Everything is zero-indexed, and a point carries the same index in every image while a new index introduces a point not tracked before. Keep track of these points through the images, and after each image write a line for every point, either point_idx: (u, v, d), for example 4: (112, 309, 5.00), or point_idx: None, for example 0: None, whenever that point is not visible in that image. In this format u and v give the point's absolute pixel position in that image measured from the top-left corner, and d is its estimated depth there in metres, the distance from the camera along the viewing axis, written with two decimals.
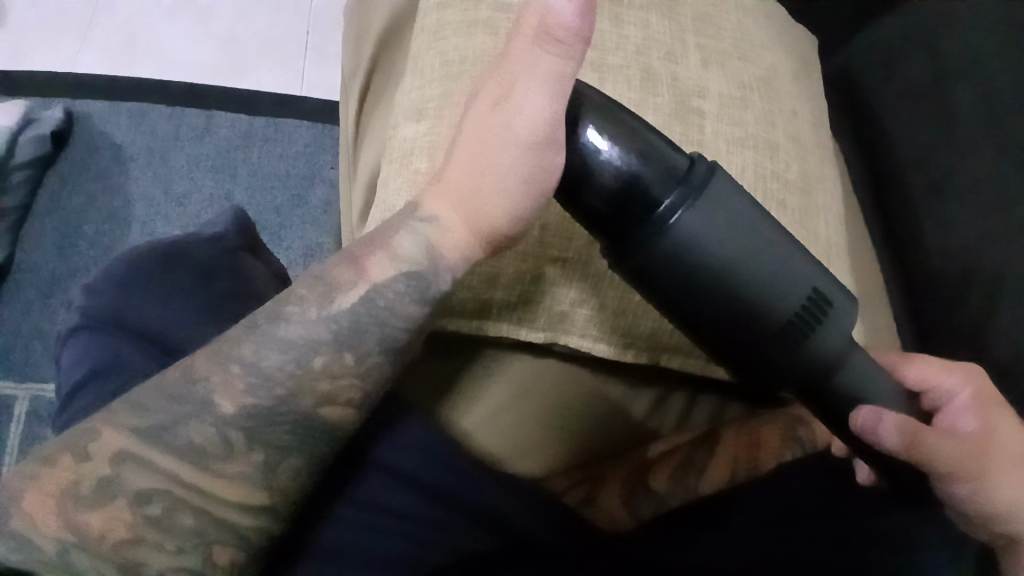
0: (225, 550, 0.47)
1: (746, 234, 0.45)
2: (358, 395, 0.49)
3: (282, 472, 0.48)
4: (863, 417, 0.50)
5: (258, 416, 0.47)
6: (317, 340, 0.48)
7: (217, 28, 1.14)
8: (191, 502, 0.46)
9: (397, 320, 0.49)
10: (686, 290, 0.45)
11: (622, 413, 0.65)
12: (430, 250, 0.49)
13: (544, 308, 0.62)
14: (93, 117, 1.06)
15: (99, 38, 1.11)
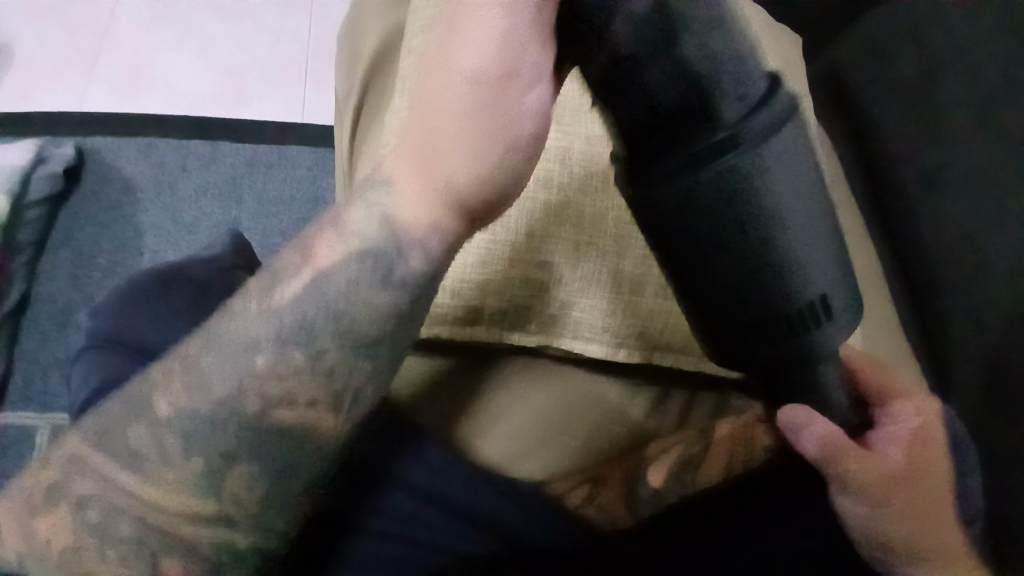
0: (178, 562, 0.40)
1: (794, 193, 0.38)
2: (324, 396, 0.40)
3: (235, 478, 0.40)
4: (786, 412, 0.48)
5: (193, 420, 0.39)
6: (260, 337, 0.40)
7: (218, 57, 1.18)
8: (131, 505, 0.39)
9: (354, 304, 0.40)
10: (690, 227, 0.38)
11: (620, 413, 0.61)
12: (385, 225, 0.41)
13: (535, 312, 0.55)
14: (103, 152, 1.08)
15: (105, 75, 1.15)
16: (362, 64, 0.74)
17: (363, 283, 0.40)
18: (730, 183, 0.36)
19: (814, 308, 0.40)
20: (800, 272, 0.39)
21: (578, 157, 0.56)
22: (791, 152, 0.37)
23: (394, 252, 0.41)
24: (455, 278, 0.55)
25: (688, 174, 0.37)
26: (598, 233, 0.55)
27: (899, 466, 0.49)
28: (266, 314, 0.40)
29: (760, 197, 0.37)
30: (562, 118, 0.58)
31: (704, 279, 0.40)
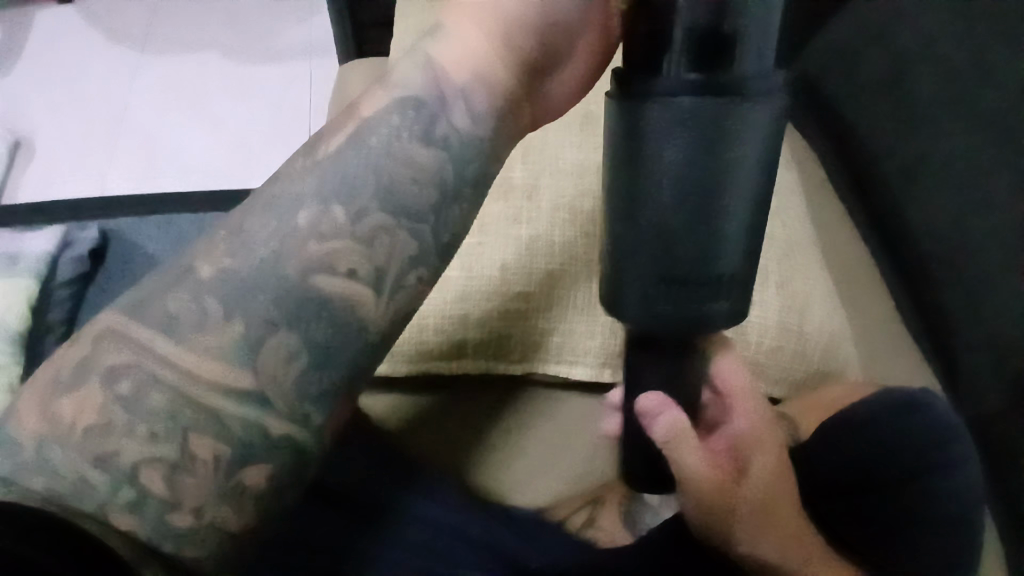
0: (210, 442, 0.31)
1: (755, 158, 0.30)
2: (366, 269, 0.34)
3: (273, 353, 0.32)
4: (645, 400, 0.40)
5: (238, 280, 0.32)
6: (301, 193, 0.34)
7: (227, 132, 1.26)
8: (171, 375, 0.31)
9: (398, 167, 0.35)
10: (647, 143, 0.30)
11: (615, 430, 0.62)
12: (427, 73, 0.37)
13: (517, 341, 0.58)
14: (124, 233, 1.09)
15: (124, 160, 1.23)
16: None
17: (404, 135, 0.35)
18: (703, 112, 0.29)
19: (732, 298, 0.33)
20: (728, 248, 0.32)
21: (544, 191, 0.60)
22: (754, 137, 0.30)
23: (435, 101, 0.36)
24: (436, 316, 0.57)
25: (670, 87, 0.29)
26: (570, 259, 0.59)
27: (727, 468, 0.47)
28: (311, 172, 0.35)
29: (708, 134, 0.29)
30: (528, 159, 0.62)
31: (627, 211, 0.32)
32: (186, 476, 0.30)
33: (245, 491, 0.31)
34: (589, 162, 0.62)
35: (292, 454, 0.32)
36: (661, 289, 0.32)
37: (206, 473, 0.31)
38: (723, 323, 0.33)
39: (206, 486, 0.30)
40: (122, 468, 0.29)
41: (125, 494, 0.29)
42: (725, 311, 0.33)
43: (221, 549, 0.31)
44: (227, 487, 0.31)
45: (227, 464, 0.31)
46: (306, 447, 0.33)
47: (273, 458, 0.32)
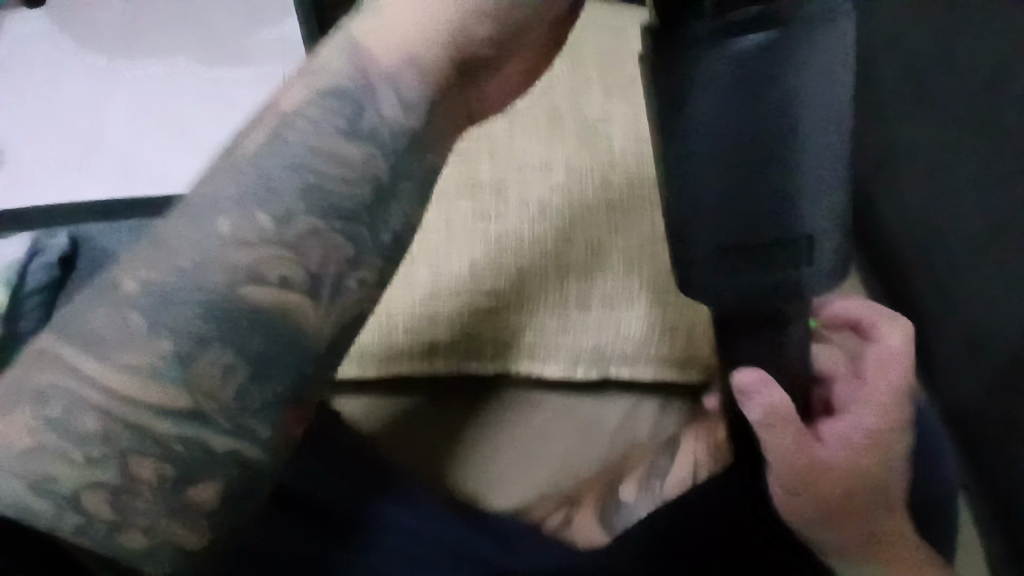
0: (151, 464, 0.30)
1: (829, 121, 0.31)
2: (299, 273, 0.32)
3: (207, 367, 0.30)
4: (745, 376, 0.40)
5: (162, 296, 0.30)
6: (220, 198, 0.32)
7: (201, 138, 1.18)
8: (98, 398, 0.29)
9: (327, 163, 0.33)
10: (711, 133, 0.30)
11: (592, 428, 0.62)
12: (358, 65, 0.35)
13: (488, 340, 0.57)
14: (96, 237, 1.08)
15: (93, 169, 1.15)
16: None
17: (327, 128, 0.34)
18: (762, 93, 0.29)
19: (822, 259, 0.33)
20: (818, 206, 0.32)
21: (511, 187, 0.60)
22: (829, 108, 0.30)
23: (367, 92, 0.35)
24: (403, 315, 0.56)
25: (714, 57, 0.29)
26: (540, 255, 0.58)
27: (841, 469, 0.43)
28: (228, 175, 0.33)
29: (791, 108, 0.30)
30: (494, 155, 0.61)
31: (718, 209, 0.31)
32: (131, 494, 0.29)
33: (196, 508, 0.30)
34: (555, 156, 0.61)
35: (240, 464, 0.31)
36: (755, 271, 0.33)
37: (152, 491, 0.30)
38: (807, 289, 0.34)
39: (155, 504, 0.30)
40: (61, 492, 0.28)
41: (66, 519, 0.28)
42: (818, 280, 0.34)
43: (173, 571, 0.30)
44: (175, 504, 0.30)
45: (173, 481, 0.30)
46: (255, 459, 0.32)
47: (221, 470, 0.31)
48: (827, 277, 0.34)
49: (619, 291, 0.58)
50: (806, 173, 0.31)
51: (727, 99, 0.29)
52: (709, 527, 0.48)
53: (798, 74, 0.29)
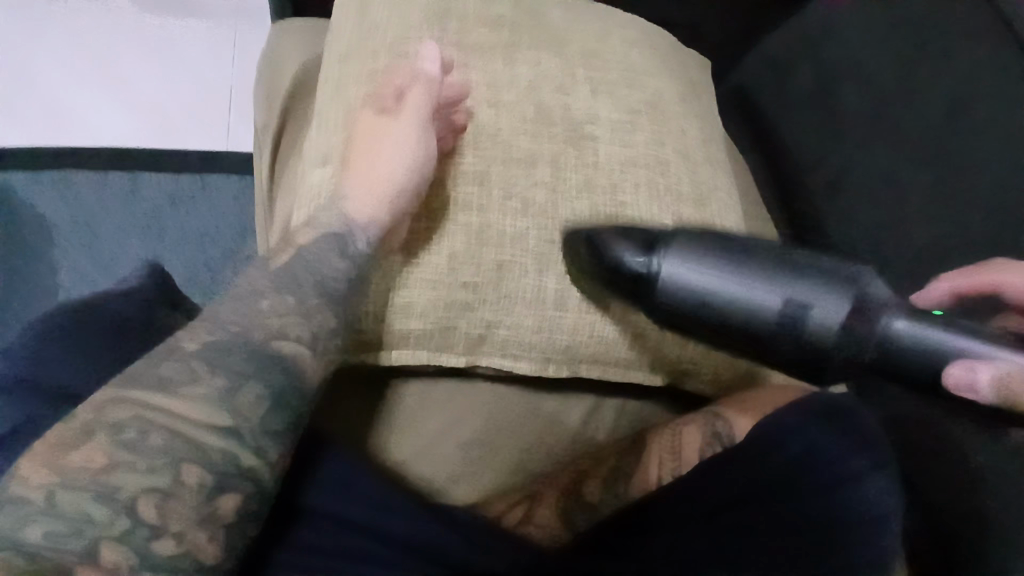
0: (195, 470, 0.42)
1: (737, 257, 0.52)
2: (307, 333, 0.49)
3: (244, 395, 0.45)
4: (957, 372, 0.48)
5: (219, 347, 0.47)
6: (262, 289, 0.51)
7: (139, 93, 1.14)
8: (165, 423, 0.43)
9: (326, 270, 0.52)
10: (705, 315, 0.52)
11: (554, 427, 0.62)
12: (342, 219, 0.55)
13: (460, 333, 0.57)
14: (16, 189, 1.04)
15: (21, 114, 1.10)
16: (281, 94, 0.71)
17: (326, 253, 0.53)
18: (703, 287, 0.51)
19: (850, 299, 0.49)
20: (800, 291, 0.50)
21: (494, 179, 0.58)
22: (726, 249, 0.52)
23: (347, 234, 0.54)
24: (377, 303, 0.55)
25: (668, 286, 0.52)
26: (520, 252, 0.57)
27: None
28: (260, 278, 0.52)
29: (728, 275, 0.51)
30: (478, 141, 0.60)
31: (776, 322, 0.50)
32: (173, 499, 0.42)
33: (217, 517, 0.43)
34: (540, 151, 0.60)
35: (252, 482, 0.44)
36: (836, 339, 0.50)
37: (189, 498, 0.42)
38: (834, 323, 0.49)
39: (189, 510, 0.42)
40: (122, 500, 0.40)
41: (120, 521, 0.40)
42: (830, 314, 0.49)
43: (189, 573, 0.42)
44: (203, 513, 0.42)
45: (205, 492, 0.42)
46: (263, 480, 0.45)
47: (238, 487, 0.44)
48: (840, 304, 0.49)
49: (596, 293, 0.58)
50: (802, 273, 0.50)
51: (699, 280, 0.51)
52: (648, 534, 0.52)
53: (699, 260, 0.52)
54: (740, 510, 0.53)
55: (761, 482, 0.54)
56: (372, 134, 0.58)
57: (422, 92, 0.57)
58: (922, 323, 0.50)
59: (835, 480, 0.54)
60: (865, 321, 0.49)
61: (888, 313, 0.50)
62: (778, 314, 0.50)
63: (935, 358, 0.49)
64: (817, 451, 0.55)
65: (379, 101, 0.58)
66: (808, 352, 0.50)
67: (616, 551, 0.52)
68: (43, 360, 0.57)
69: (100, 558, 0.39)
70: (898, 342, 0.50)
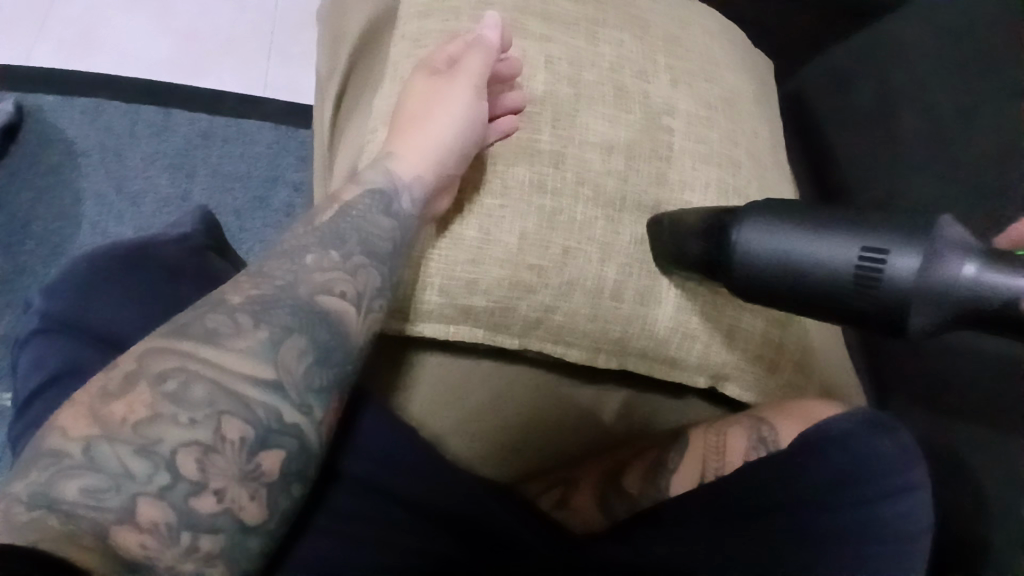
0: (237, 424, 0.40)
1: (818, 221, 0.46)
2: (352, 291, 0.47)
3: (289, 350, 0.43)
4: (1005, 300, 0.38)
5: (264, 301, 0.44)
6: (307, 244, 0.47)
7: (175, 21, 1.09)
8: (207, 373, 0.40)
9: (372, 230, 0.50)
10: (780, 287, 0.47)
11: (593, 417, 0.61)
12: (388, 175, 0.53)
13: (518, 314, 0.56)
14: (45, 111, 1.01)
15: (53, 30, 1.06)
16: (347, 42, 0.68)
17: (372, 213, 0.50)
18: (772, 251, 0.47)
19: (922, 244, 0.41)
20: (884, 242, 0.43)
21: (568, 161, 0.58)
22: (810, 214, 0.47)
23: (393, 192, 0.52)
24: (444, 275, 0.54)
25: (740, 255, 0.48)
26: (586, 238, 0.57)
27: None
28: (301, 233, 0.48)
29: (807, 237, 0.46)
30: (557, 125, 0.58)
31: (848, 281, 0.43)
32: (216, 455, 0.39)
33: (260, 475, 0.40)
34: (616, 138, 0.59)
35: (296, 442, 0.42)
36: (911, 294, 0.41)
37: (232, 453, 0.39)
38: (966, 275, 0.40)
39: (231, 466, 0.39)
40: (163, 454, 0.38)
41: (160, 476, 0.37)
42: (902, 263, 0.41)
43: (230, 533, 0.39)
44: (246, 469, 0.40)
45: (248, 447, 0.40)
46: (306, 437, 0.43)
47: (283, 444, 0.41)
48: (957, 254, 0.40)
49: (648, 287, 0.58)
50: (877, 220, 0.44)
51: (772, 246, 0.47)
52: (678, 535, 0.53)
53: (771, 224, 0.48)
54: (767, 518, 0.53)
55: (798, 494, 0.53)
56: (420, 94, 0.56)
57: (480, 57, 0.56)
58: (1019, 268, 0.39)
59: (879, 495, 0.52)
60: (942, 267, 0.40)
61: (971, 254, 0.40)
62: (849, 269, 0.43)
63: (1013, 309, 0.38)
64: (862, 463, 0.52)
65: (436, 66, 0.57)
66: (889, 308, 0.42)
67: (638, 551, 0.52)
68: (96, 299, 0.56)
69: (137, 516, 0.37)
70: (988, 290, 0.39)
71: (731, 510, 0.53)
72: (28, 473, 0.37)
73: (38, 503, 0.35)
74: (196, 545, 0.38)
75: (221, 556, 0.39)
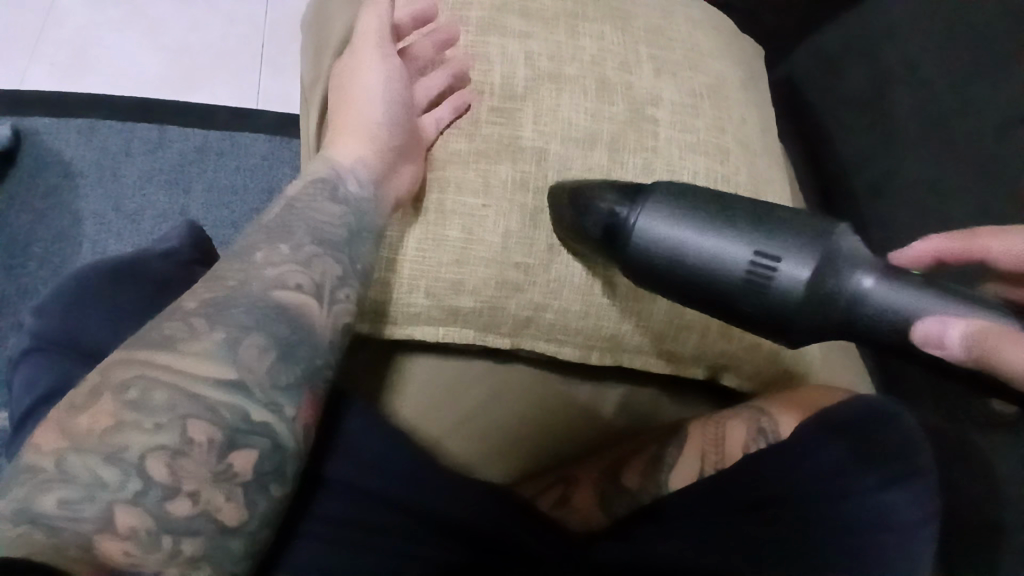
0: (204, 426, 0.40)
1: (737, 215, 0.47)
2: (308, 282, 0.47)
3: (249, 347, 0.43)
4: (926, 327, 0.41)
5: (219, 303, 0.44)
6: (257, 243, 0.48)
7: (167, 38, 1.10)
8: (167, 378, 0.40)
9: (321, 218, 0.50)
10: (666, 277, 0.49)
11: (590, 414, 0.60)
12: (330, 163, 0.54)
13: (508, 314, 0.56)
14: (40, 133, 1.01)
15: (47, 52, 1.07)
16: (330, 49, 0.68)
17: (318, 203, 0.52)
18: (666, 245, 0.48)
19: (822, 255, 0.44)
20: (779, 242, 0.46)
21: (552, 158, 0.57)
22: (707, 206, 0.48)
23: (337, 179, 0.53)
24: (429, 277, 0.55)
25: (642, 236, 0.49)
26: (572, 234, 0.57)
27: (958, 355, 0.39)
28: (251, 231, 0.49)
29: (724, 230, 0.47)
30: (539, 121, 0.58)
31: (737, 279, 0.46)
32: (185, 458, 0.39)
33: (233, 475, 0.40)
34: (601, 132, 0.59)
35: (269, 442, 0.42)
36: (797, 302, 0.45)
37: (202, 454, 0.39)
38: (861, 288, 0.44)
39: (202, 468, 0.39)
40: (131, 460, 0.38)
41: (132, 483, 0.38)
42: (792, 270, 0.45)
43: (210, 536, 0.40)
44: (218, 470, 0.40)
45: (218, 448, 0.40)
46: (279, 437, 0.42)
47: (255, 443, 0.41)
48: (852, 269, 0.44)
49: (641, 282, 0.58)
50: (760, 223, 0.47)
51: (665, 232, 0.48)
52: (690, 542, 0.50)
53: (675, 211, 0.49)
54: (774, 509, 0.51)
55: (801, 483, 0.52)
56: (344, 76, 0.58)
57: (377, 25, 0.59)
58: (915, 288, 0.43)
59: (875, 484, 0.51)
60: (833, 282, 0.44)
61: (864, 270, 0.44)
62: (745, 269, 0.46)
63: (905, 330, 0.43)
64: (865, 448, 0.52)
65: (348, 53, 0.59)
66: (771, 310, 0.46)
67: (639, 545, 0.50)
68: (88, 316, 0.56)
69: (115, 525, 0.37)
70: (876, 307, 0.43)
71: (735, 500, 0.51)
72: (9, 490, 0.37)
73: (24, 518, 0.35)
74: (179, 549, 0.39)
75: (205, 559, 0.40)
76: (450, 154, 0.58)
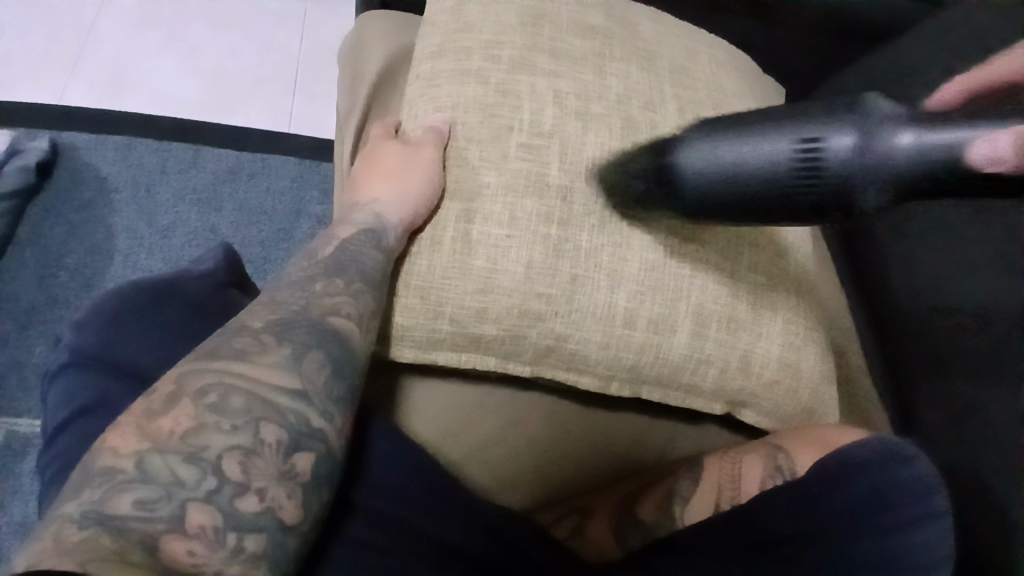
0: (274, 428, 0.42)
1: (821, 117, 0.48)
2: (356, 312, 0.51)
3: (309, 363, 0.46)
4: (978, 151, 0.42)
5: (283, 323, 0.48)
6: (314, 274, 0.53)
7: (204, 63, 1.14)
8: (241, 385, 0.43)
9: (367, 261, 0.54)
10: (720, 183, 0.50)
11: (608, 445, 0.62)
12: (373, 218, 0.57)
13: (530, 342, 0.57)
14: (79, 149, 1.05)
15: (89, 72, 1.11)
16: (364, 82, 0.71)
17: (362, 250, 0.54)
18: (805, 110, 0.50)
19: (852, 128, 0.47)
20: (864, 121, 0.47)
21: (579, 194, 0.59)
22: (785, 127, 0.49)
23: (378, 230, 0.56)
24: (454, 305, 0.56)
25: (701, 146, 0.51)
26: (594, 266, 0.57)
27: None
28: (306, 266, 0.54)
29: (798, 116, 0.49)
30: (565, 157, 0.60)
31: (793, 177, 0.48)
32: (256, 457, 0.41)
33: (296, 475, 0.42)
34: None
35: (323, 444, 0.44)
36: (859, 172, 0.46)
37: (271, 455, 0.42)
38: (899, 144, 0.45)
39: (271, 466, 0.42)
40: (209, 459, 0.40)
41: (208, 481, 0.39)
42: (845, 143, 0.47)
43: (272, 533, 0.41)
44: (284, 469, 0.42)
45: (284, 449, 0.42)
46: (333, 444, 0.45)
47: (314, 447, 0.44)
48: (875, 129, 0.46)
49: (662, 315, 0.58)
50: (812, 117, 0.49)
51: (721, 151, 0.50)
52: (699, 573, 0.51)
53: (729, 136, 0.50)
54: (790, 547, 0.52)
55: (822, 522, 0.52)
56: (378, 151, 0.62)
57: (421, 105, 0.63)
58: (947, 126, 0.44)
59: (901, 522, 0.51)
60: (870, 139, 0.46)
61: (904, 125, 0.46)
62: (791, 161, 0.48)
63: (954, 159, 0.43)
64: (883, 491, 0.52)
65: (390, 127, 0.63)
66: (840, 190, 0.47)
67: None
68: (124, 334, 0.58)
69: (187, 522, 0.38)
70: (906, 156, 0.45)
71: (766, 534, 0.52)
72: (82, 493, 0.37)
73: (91, 521, 0.36)
74: (242, 546, 0.39)
75: (266, 556, 0.40)
76: (479, 187, 0.59)
